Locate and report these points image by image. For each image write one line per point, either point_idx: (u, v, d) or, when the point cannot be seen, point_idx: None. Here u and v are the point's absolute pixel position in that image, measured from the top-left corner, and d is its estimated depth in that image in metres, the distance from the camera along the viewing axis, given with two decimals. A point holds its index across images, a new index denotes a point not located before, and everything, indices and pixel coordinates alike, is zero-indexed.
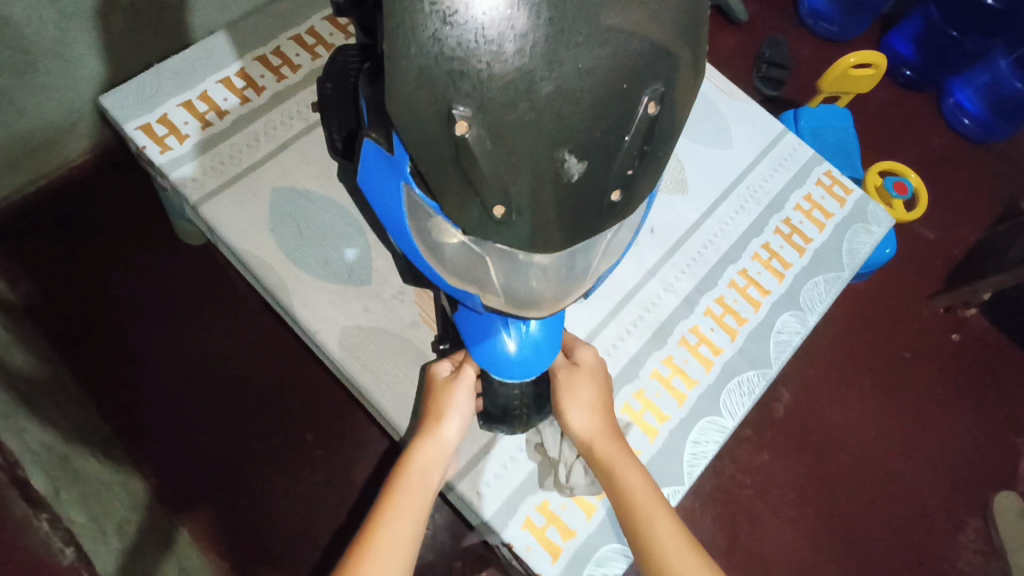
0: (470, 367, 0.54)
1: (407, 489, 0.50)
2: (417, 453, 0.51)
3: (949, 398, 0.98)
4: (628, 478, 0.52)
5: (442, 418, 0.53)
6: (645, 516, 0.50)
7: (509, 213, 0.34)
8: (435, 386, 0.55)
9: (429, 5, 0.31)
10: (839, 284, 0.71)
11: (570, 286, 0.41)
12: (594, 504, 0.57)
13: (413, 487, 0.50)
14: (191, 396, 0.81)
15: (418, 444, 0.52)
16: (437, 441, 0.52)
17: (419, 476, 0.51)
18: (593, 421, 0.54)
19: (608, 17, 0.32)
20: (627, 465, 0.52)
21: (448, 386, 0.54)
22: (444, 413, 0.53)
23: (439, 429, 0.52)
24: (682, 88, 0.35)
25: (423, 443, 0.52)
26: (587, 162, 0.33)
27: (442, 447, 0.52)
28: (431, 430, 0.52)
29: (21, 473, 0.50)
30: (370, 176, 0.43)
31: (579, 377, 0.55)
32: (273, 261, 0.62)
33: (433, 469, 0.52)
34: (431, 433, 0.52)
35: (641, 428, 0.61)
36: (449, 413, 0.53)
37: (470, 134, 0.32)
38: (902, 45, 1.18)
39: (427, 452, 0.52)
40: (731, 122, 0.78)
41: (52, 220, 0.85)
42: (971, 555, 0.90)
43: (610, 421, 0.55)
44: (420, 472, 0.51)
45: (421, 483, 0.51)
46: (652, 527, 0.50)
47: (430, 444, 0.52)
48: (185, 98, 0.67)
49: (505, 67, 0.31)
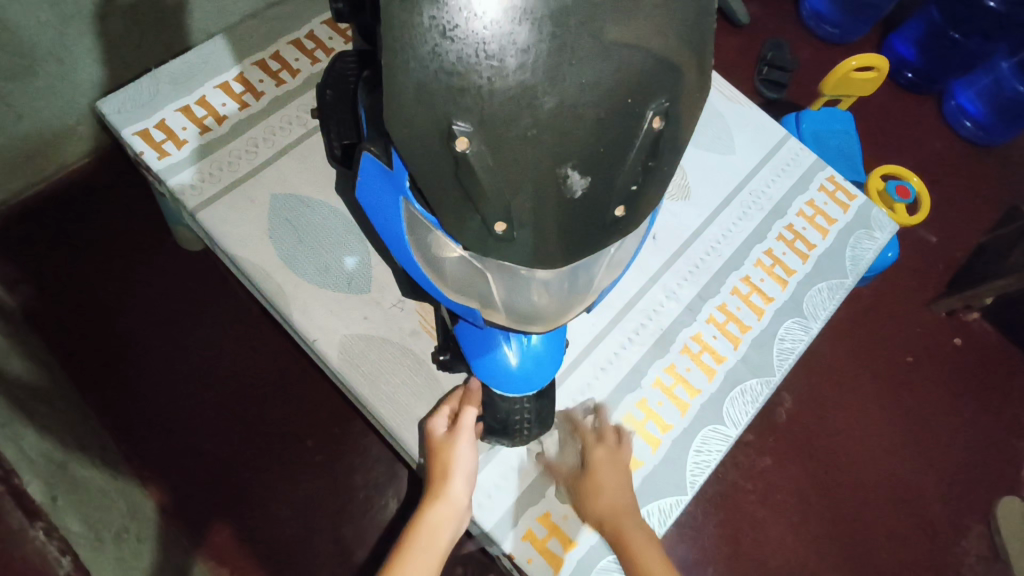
0: (468, 415, 0.53)
1: (417, 554, 0.50)
2: (426, 514, 0.51)
3: (952, 402, 0.97)
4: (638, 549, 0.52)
5: (449, 476, 0.52)
6: None
7: (511, 229, 0.34)
8: (438, 441, 0.53)
9: (429, 19, 0.31)
10: (843, 291, 0.71)
11: (572, 301, 0.41)
12: None
13: (423, 552, 0.50)
14: (190, 401, 0.81)
15: (427, 506, 0.51)
16: (446, 500, 0.51)
17: (428, 538, 0.50)
18: (615, 498, 0.54)
19: (611, 30, 0.31)
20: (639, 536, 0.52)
21: (451, 439, 0.53)
22: (450, 470, 0.52)
23: (445, 489, 0.51)
24: (686, 100, 0.34)
25: (431, 504, 0.51)
26: (591, 177, 0.32)
27: (451, 505, 0.51)
28: (438, 489, 0.51)
29: (18, 483, 0.50)
30: (370, 188, 0.42)
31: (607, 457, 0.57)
32: (272, 269, 0.61)
33: (443, 530, 0.51)
34: (439, 493, 0.51)
35: (642, 437, 0.61)
36: (455, 470, 0.52)
37: (470, 149, 0.31)
38: (904, 47, 1.17)
39: (435, 513, 0.51)
40: (734, 128, 0.78)
41: (50, 225, 0.85)
42: (975, 560, 0.89)
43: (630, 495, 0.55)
44: (430, 535, 0.50)
45: (432, 546, 0.50)
46: None
47: (440, 504, 0.51)
48: (183, 103, 0.66)
49: (506, 83, 0.31)
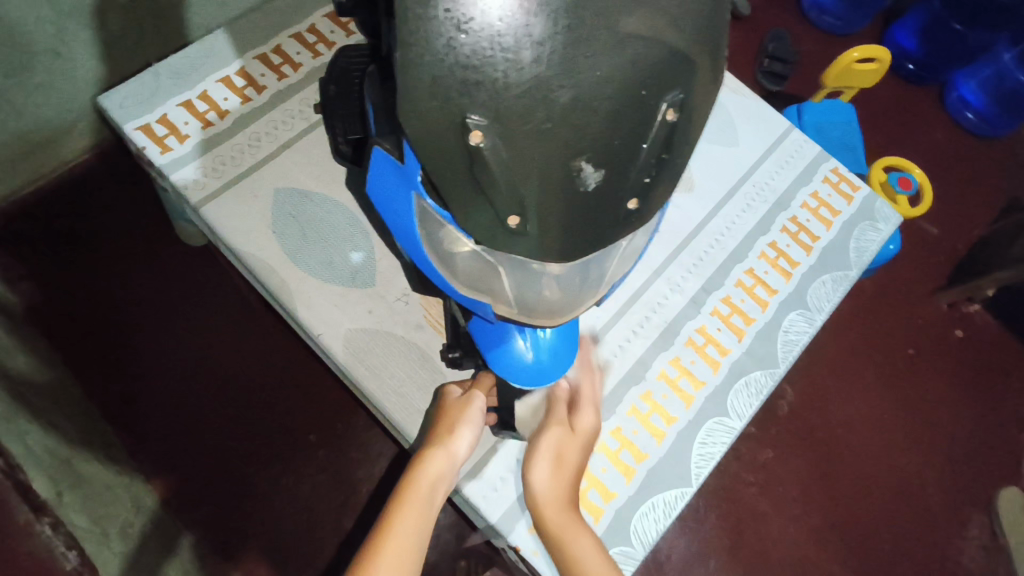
0: (479, 397, 0.54)
1: (417, 498, 0.48)
2: (428, 467, 0.50)
3: (952, 393, 0.97)
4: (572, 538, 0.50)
5: (455, 429, 0.53)
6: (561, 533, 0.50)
7: (525, 223, 0.34)
8: (445, 406, 0.55)
9: (443, 12, 0.31)
10: (847, 283, 0.71)
11: (583, 294, 0.40)
12: (613, 491, 0.58)
13: (421, 499, 0.48)
14: (195, 398, 0.81)
15: (430, 453, 0.51)
16: (448, 451, 0.52)
17: (428, 488, 0.49)
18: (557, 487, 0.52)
19: (626, 21, 0.31)
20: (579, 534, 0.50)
21: (463, 402, 0.54)
22: (456, 425, 0.53)
23: (451, 440, 0.52)
24: (700, 94, 0.34)
25: (434, 452, 0.51)
26: (604, 171, 0.32)
27: (453, 456, 0.52)
28: (442, 441, 0.52)
29: (22, 478, 0.50)
30: (379, 187, 0.43)
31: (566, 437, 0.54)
32: (276, 264, 0.61)
33: (443, 479, 0.50)
34: (442, 445, 0.52)
35: (594, 489, 0.57)
36: (462, 425, 0.53)
37: (485, 143, 0.32)
38: (905, 37, 1.17)
39: (437, 465, 0.51)
40: (737, 120, 0.77)
41: (52, 221, 0.84)
42: (976, 551, 0.90)
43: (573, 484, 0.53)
44: (429, 484, 0.49)
45: (430, 496, 0.49)
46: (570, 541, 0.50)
47: (441, 454, 0.51)
48: (185, 98, 0.66)
49: (521, 76, 0.31)
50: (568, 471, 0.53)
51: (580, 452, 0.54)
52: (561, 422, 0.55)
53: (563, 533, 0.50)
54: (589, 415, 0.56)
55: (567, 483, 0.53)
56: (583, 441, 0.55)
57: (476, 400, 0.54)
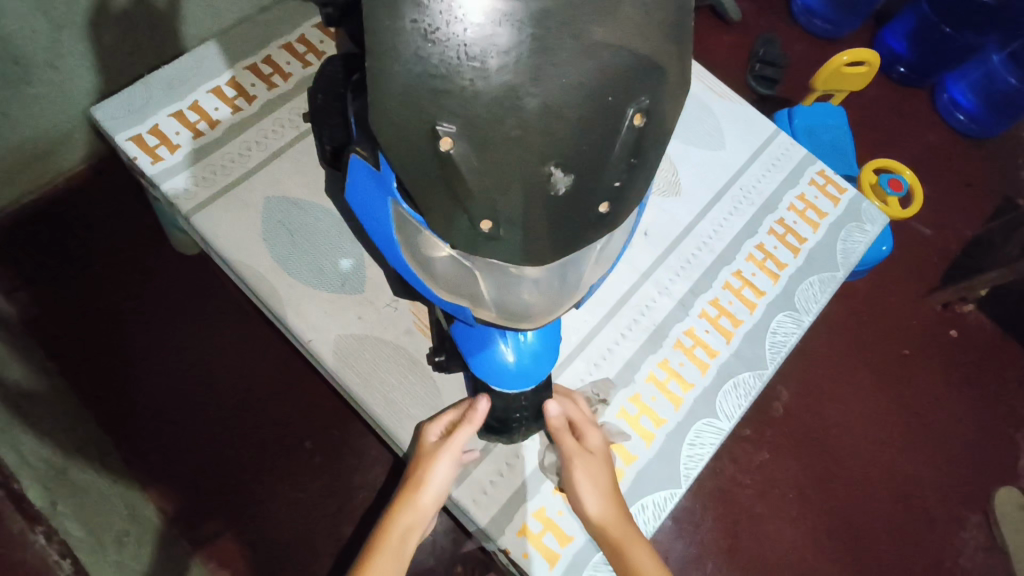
0: (457, 437, 0.52)
1: (381, 560, 0.50)
2: (396, 520, 0.52)
3: (947, 393, 0.98)
4: (639, 556, 0.51)
5: (424, 485, 0.52)
6: (623, 546, 0.51)
7: (497, 228, 0.35)
8: (420, 450, 0.53)
9: (411, 23, 0.32)
10: (834, 284, 0.71)
11: (562, 298, 0.41)
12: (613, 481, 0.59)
13: (387, 556, 0.50)
14: (191, 406, 0.81)
15: (398, 510, 0.52)
16: (416, 508, 0.52)
17: (395, 543, 0.51)
18: (606, 506, 0.53)
19: (593, 30, 0.32)
20: (636, 545, 0.51)
21: (435, 451, 0.53)
22: (426, 480, 0.52)
23: (419, 497, 0.52)
24: (669, 99, 0.35)
25: (402, 510, 0.52)
26: (574, 175, 0.33)
27: (421, 513, 0.52)
28: (411, 497, 0.52)
29: (18, 488, 0.50)
30: (359, 193, 0.43)
31: (589, 460, 0.54)
32: (266, 271, 0.62)
33: (411, 533, 0.52)
34: (410, 500, 0.52)
35: None
36: (431, 481, 0.52)
37: (454, 150, 0.32)
38: (896, 41, 1.18)
39: (405, 517, 0.52)
40: (724, 124, 0.78)
41: (49, 232, 0.85)
42: (974, 551, 0.90)
43: (619, 501, 0.54)
44: (395, 541, 0.51)
45: (398, 551, 0.51)
46: (628, 558, 0.51)
47: (409, 511, 0.52)
48: (176, 108, 0.67)
49: (488, 83, 0.31)
50: (605, 490, 0.53)
51: (605, 467, 0.54)
52: (575, 451, 0.54)
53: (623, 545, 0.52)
54: (594, 434, 0.56)
55: (610, 500, 0.53)
56: (602, 457, 0.55)
57: (451, 443, 0.52)
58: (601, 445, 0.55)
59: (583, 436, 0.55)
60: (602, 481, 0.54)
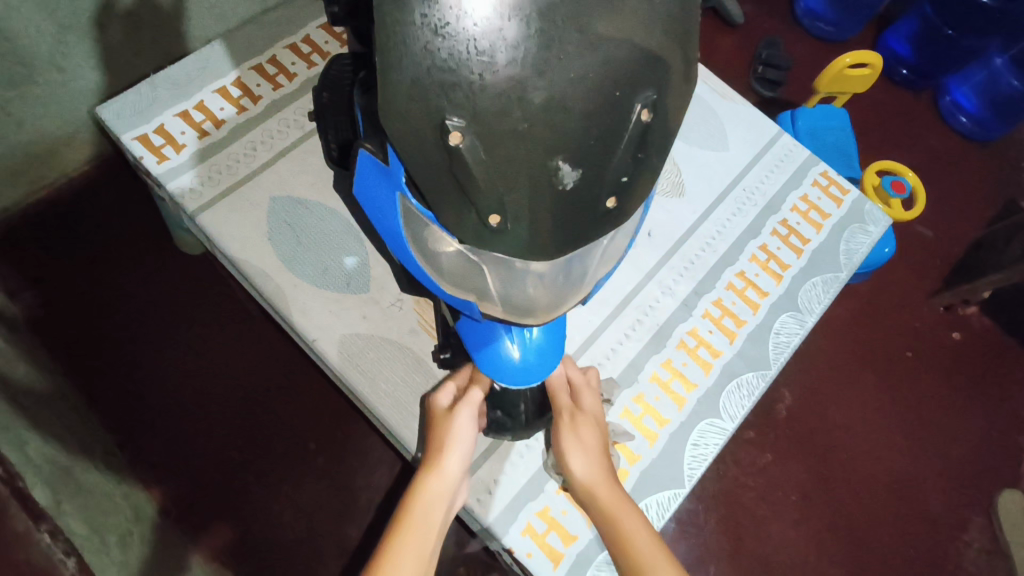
0: (472, 397, 0.53)
1: (411, 529, 0.48)
2: (419, 490, 0.50)
3: (950, 395, 0.98)
4: (629, 525, 0.50)
5: (445, 449, 0.51)
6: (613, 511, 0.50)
7: (504, 221, 0.35)
8: (435, 418, 0.53)
9: (420, 18, 0.32)
10: (837, 285, 0.71)
11: (567, 292, 0.41)
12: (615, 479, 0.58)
13: (416, 526, 0.48)
14: (195, 406, 0.81)
15: (422, 478, 0.50)
16: (440, 474, 0.51)
17: (423, 511, 0.49)
18: (592, 467, 0.52)
19: (599, 24, 0.32)
20: (628, 513, 0.50)
21: (450, 414, 0.53)
22: (446, 444, 0.52)
23: (442, 461, 0.51)
24: (673, 95, 0.35)
25: (427, 478, 0.50)
26: (581, 169, 0.33)
27: (445, 478, 0.51)
28: (433, 462, 0.51)
29: (22, 486, 0.50)
30: (366, 188, 0.43)
31: (580, 420, 0.54)
32: (272, 270, 0.62)
33: (438, 501, 0.50)
34: (433, 466, 0.51)
35: None
36: (452, 444, 0.52)
37: (463, 144, 0.32)
38: (898, 44, 1.18)
39: (430, 486, 0.50)
40: (727, 125, 0.78)
41: (53, 232, 0.85)
42: (977, 554, 0.89)
43: (610, 467, 0.53)
44: (423, 509, 0.49)
45: (426, 520, 0.49)
46: (619, 522, 0.50)
47: (433, 478, 0.50)
48: (181, 108, 0.67)
49: (496, 78, 0.31)
50: (595, 452, 0.53)
51: (596, 429, 0.54)
52: (567, 410, 0.55)
53: (613, 509, 0.50)
54: (589, 398, 0.56)
55: (600, 463, 0.53)
56: (594, 419, 0.55)
57: (467, 403, 0.53)
58: (594, 408, 0.55)
59: (579, 398, 0.56)
60: (594, 444, 0.53)
